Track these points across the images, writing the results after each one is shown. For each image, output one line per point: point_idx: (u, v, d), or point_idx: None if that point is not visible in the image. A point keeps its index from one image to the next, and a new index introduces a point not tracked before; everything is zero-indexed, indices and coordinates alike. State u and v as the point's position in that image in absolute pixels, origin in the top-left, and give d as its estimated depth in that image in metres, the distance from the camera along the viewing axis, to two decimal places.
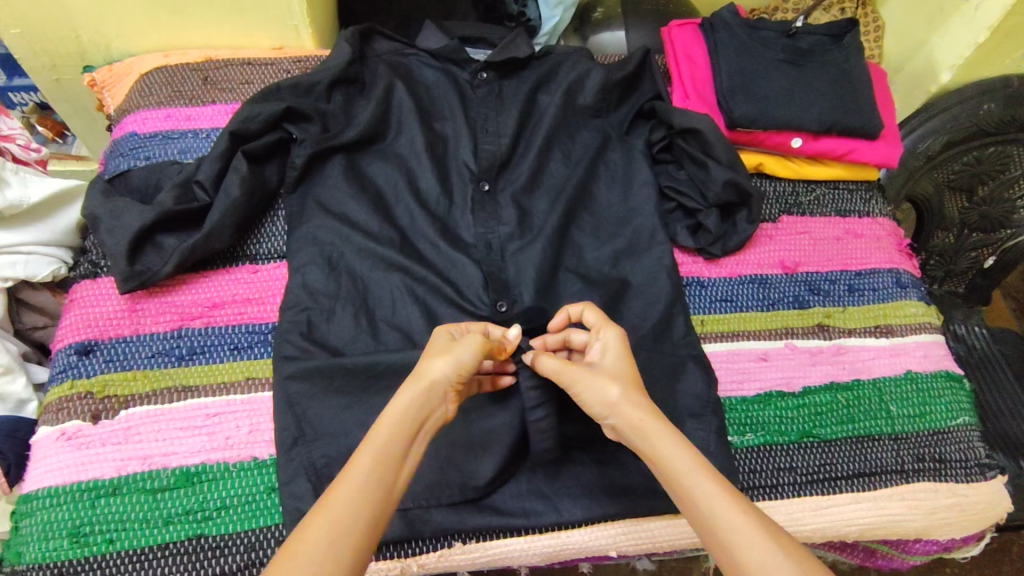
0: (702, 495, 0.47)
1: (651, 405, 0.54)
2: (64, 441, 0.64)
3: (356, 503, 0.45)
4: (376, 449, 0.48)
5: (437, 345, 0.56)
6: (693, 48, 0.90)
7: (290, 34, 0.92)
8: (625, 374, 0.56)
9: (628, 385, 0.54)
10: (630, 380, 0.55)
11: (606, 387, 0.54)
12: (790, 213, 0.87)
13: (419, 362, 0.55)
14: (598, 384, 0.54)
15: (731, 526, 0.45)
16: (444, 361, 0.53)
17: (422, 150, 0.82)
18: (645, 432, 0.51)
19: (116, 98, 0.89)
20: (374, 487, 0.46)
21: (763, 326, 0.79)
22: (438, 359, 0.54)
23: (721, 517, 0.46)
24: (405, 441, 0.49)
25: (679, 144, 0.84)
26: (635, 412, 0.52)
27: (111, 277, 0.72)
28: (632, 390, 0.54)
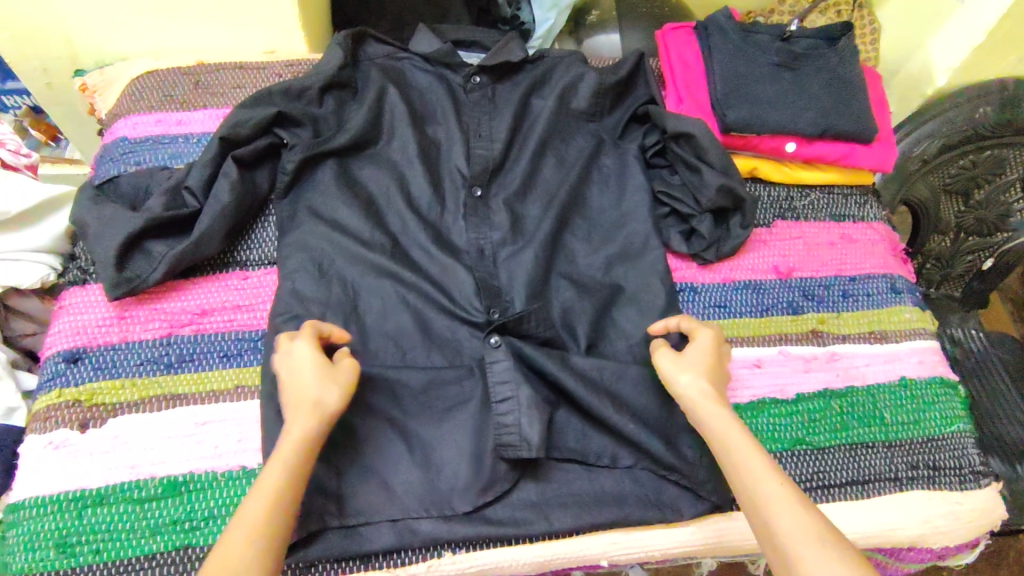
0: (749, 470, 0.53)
1: (722, 397, 0.60)
2: (51, 450, 0.63)
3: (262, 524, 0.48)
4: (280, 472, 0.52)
5: (310, 365, 0.57)
6: (687, 53, 0.89)
7: (283, 38, 0.91)
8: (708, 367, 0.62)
9: (709, 379, 0.61)
10: (712, 373, 0.62)
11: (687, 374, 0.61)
12: (785, 218, 0.87)
13: (297, 386, 0.57)
14: (677, 371, 0.62)
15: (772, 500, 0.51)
16: (333, 389, 0.57)
17: (415, 155, 0.82)
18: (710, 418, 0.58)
19: (107, 103, 0.89)
20: (277, 507, 0.50)
21: (756, 333, 0.78)
22: (322, 387, 0.57)
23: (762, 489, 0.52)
24: (305, 463, 0.53)
25: (673, 148, 0.83)
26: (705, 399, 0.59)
27: (99, 284, 0.71)
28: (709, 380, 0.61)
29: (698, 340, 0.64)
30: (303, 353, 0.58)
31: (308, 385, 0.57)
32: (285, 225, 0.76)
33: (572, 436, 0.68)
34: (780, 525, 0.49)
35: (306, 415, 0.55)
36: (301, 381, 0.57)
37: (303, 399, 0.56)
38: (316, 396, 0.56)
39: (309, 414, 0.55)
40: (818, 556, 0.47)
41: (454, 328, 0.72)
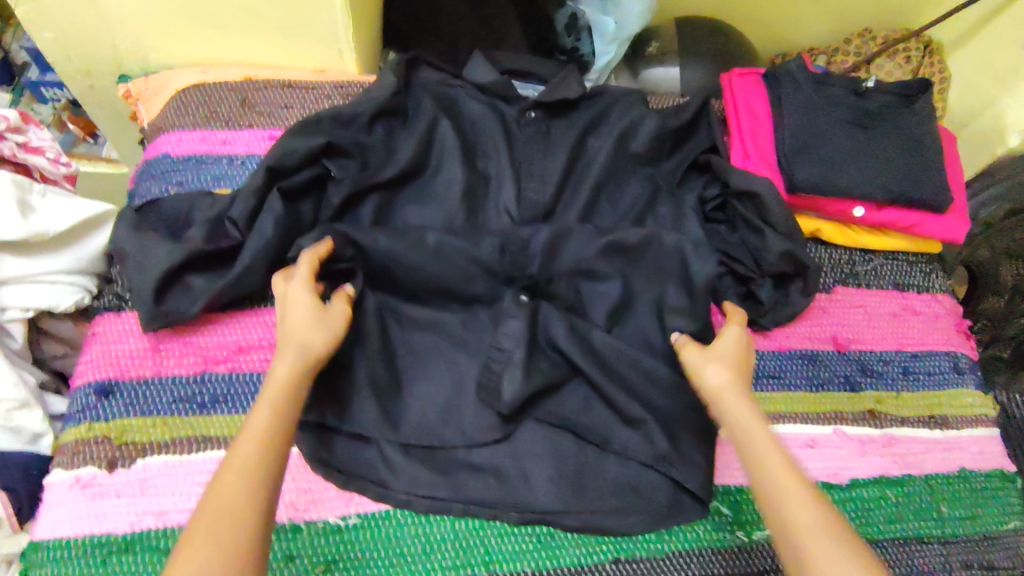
0: (768, 462, 0.53)
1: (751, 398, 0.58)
2: (79, 489, 0.61)
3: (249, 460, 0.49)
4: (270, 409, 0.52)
5: (301, 305, 0.59)
6: (754, 102, 0.84)
7: (333, 57, 0.87)
8: (736, 364, 0.60)
9: (739, 377, 0.59)
10: (740, 371, 0.60)
11: (725, 368, 0.59)
12: (846, 284, 0.82)
13: (287, 328, 0.58)
14: (709, 367, 0.60)
15: (794, 495, 0.51)
16: (320, 330, 0.58)
17: (462, 193, 0.78)
18: (734, 411, 0.57)
19: (150, 112, 0.86)
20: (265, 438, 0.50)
21: (812, 409, 0.75)
22: (311, 328, 0.58)
23: (785, 487, 0.51)
24: (293, 401, 0.53)
25: (735, 205, 0.79)
26: (735, 391, 0.58)
27: (135, 313, 0.69)
28: (739, 377, 0.59)
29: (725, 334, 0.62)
30: (298, 292, 0.60)
31: (292, 312, 0.58)
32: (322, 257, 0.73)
33: (613, 514, 0.65)
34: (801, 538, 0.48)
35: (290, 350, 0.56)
36: (291, 316, 0.58)
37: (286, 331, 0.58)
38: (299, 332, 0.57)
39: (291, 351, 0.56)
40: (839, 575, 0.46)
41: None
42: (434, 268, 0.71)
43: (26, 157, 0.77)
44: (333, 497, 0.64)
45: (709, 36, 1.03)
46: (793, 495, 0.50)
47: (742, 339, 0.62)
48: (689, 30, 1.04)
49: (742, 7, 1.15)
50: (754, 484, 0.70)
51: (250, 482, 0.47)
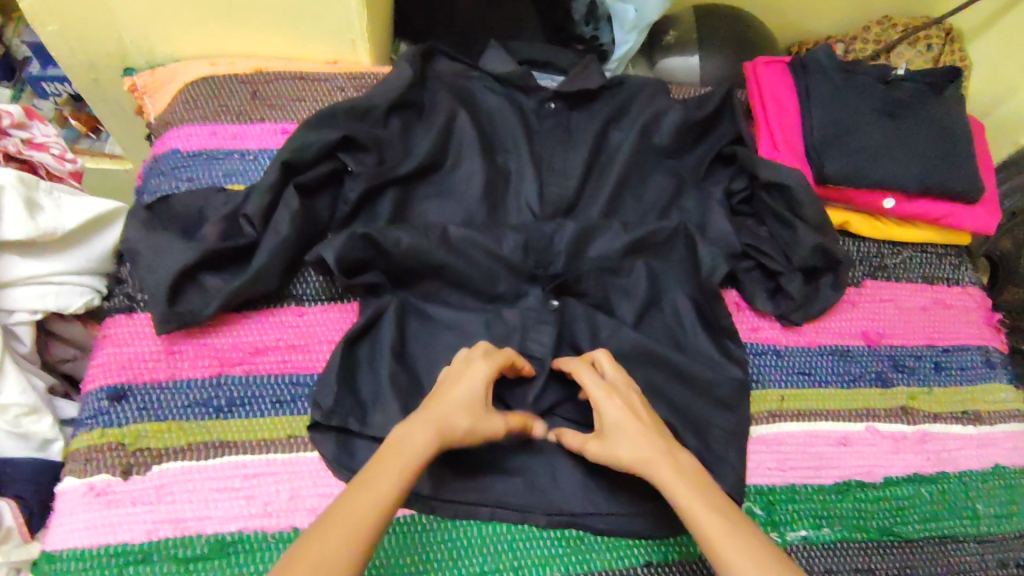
0: (700, 515, 0.50)
1: (671, 450, 0.55)
2: (92, 498, 0.59)
3: (355, 532, 0.45)
4: (396, 481, 0.48)
5: (470, 385, 0.56)
6: (781, 91, 0.82)
7: (346, 48, 0.85)
8: (631, 426, 0.56)
9: (625, 427, 0.57)
10: (643, 430, 0.56)
11: (625, 440, 0.56)
12: (875, 278, 0.80)
13: (443, 396, 0.55)
14: (593, 445, 0.58)
15: (709, 521, 0.50)
16: (472, 418, 0.54)
17: (481, 188, 0.76)
18: (657, 475, 0.54)
19: (157, 106, 0.83)
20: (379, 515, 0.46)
21: (843, 406, 0.73)
22: (468, 412, 0.54)
23: (719, 539, 0.48)
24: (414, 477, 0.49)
25: (763, 198, 0.77)
26: (645, 452, 0.54)
27: (148, 314, 0.67)
28: (639, 440, 0.55)
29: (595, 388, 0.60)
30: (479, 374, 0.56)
31: (463, 390, 0.55)
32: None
33: (645, 516, 0.63)
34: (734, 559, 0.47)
35: (436, 419, 0.52)
36: (462, 395, 0.55)
37: (447, 401, 0.54)
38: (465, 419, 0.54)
39: (436, 421, 0.52)
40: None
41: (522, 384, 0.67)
42: (455, 265, 0.69)
43: (31, 153, 0.74)
44: None
45: (729, 24, 1.01)
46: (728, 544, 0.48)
47: (620, 393, 0.59)
48: (708, 18, 1.01)
49: None
50: (787, 484, 0.68)
51: (341, 553, 0.44)
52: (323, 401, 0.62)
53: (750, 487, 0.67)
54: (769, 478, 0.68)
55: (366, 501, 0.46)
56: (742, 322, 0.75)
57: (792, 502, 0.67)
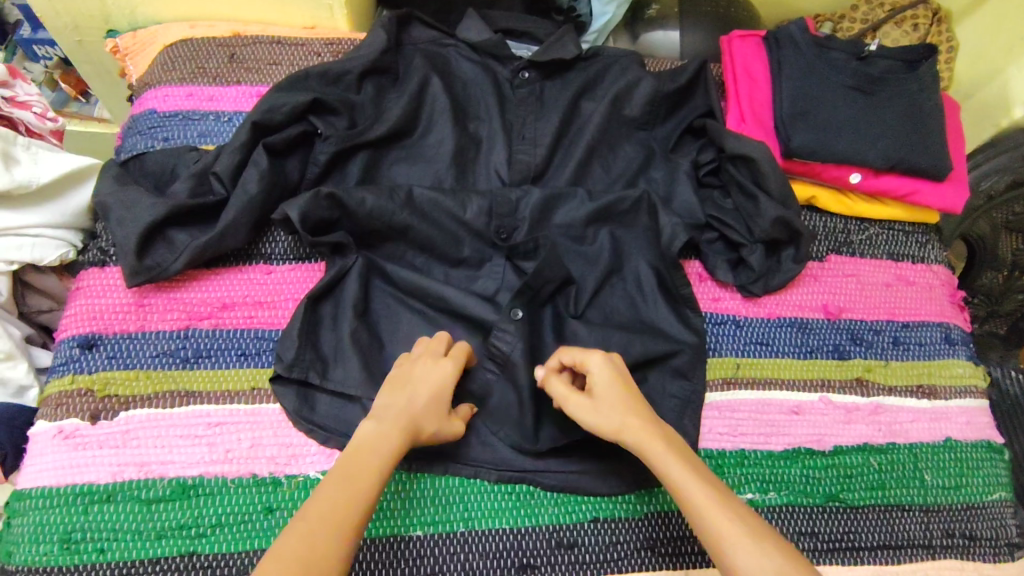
0: (679, 478, 0.53)
1: (649, 417, 0.58)
2: (61, 440, 0.62)
3: (341, 529, 0.47)
4: (374, 479, 0.51)
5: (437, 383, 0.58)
6: (754, 65, 0.82)
7: (324, 14, 0.86)
8: (617, 394, 0.59)
9: (626, 409, 0.58)
10: (626, 399, 0.59)
11: (609, 405, 0.58)
12: (839, 253, 0.81)
13: (412, 390, 0.57)
14: (577, 403, 0.59)
15: (710, 508, 0.51)
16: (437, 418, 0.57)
17: (451, 154, 0.77)
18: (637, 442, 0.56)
19: (138, 68, 0.84)
20: (360, 512, 0.49)
21: (799, 376, 0.75)
22: (432, 411, 0.57)
23: (702, 505, 0.51)
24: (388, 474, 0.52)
25: (729, 170, 0.77)
26: (627, 420, 0.57)
27: (119, 267, 0.69)
28: (623, 408, 0.58)
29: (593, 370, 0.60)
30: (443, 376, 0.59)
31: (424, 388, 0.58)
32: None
33: (592, 473, 0.66)
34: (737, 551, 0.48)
35: (406, 421, 0.55)
36: (429, 397, 0.58)
37: (412, 399, 0.57)
38: (427, 418, 0.57)
39: (406, 424, 0.55)
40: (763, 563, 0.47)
41: (480, 345, 0.68)
42: (420, 228, 0.70)
43: (11, 111, 0.75)
44: (314, 453, 0.64)
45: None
46: (706, 504, 0.51)
47: (611, 363, 0.61)
48: None
49: None
50: (737, 448, 0.70)
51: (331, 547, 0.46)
52: (285, 354, 0.64)
53: (701, 450, 0.69)
54: (721, 443, 0.70)
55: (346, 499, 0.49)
56: (703, 292, 0.77)
57: (741, 466, 0.69)
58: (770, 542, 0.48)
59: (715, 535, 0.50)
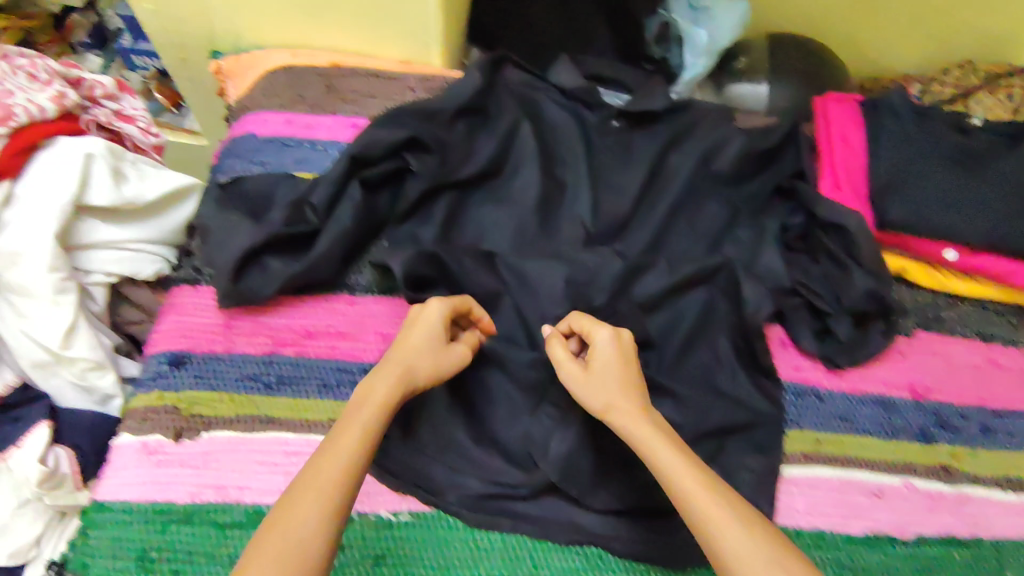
0: (665, 458, 0.53)
1: (641, 402, 0.58)
2: (145, 455, 0.63)
3: (333, 483, 0.48)
4: (366, 430, 0.51)
5: (430, 332, 0.60)
6: (851, 130, 0.81)
7: (420, 50, 0.87)
8: (616, 371, 0.60)
9: (620, 388, 0.59)
10: (623, 378, 0.60)
11: (603, 381, 0.59)
12: (928, 330, 0.79)
13: (404, 340, 0.59)
14: (571, 369, 0.61)
15: (698, 489, 0.50)
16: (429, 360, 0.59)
17: (537, 198, 0.77)
18: (624, 424, 0.56)
19: (239, 89, 0.87)
20: (357, 462, 0.50)
21: (881, 457, 0.72)
22: (424, 358, 0.59)
23: (688, 485, 0.51)
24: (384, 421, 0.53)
25: (819, 237, 0.76)
26: (616, 397, 0.58)
27: (211, 287, 0.71)
28: (616, 386, 0.59)
29: (598, 342, 0.62)
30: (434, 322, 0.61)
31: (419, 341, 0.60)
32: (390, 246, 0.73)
33: (664, 542, 0.64)
34: (724, 528, 0.48)
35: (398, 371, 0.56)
36: (420, 344, 0.59)
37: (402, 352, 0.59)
38: (421, 363, 0.58)
39: (398, 372, 0.56)
40: (750, 543, 0.47)
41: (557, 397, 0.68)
42: None
43: (120, 125, 0.77)
44: (384, 492, 0.64)
45: (801, 55, 1.00)
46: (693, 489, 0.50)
47: (619, 341, 0.62)
48: (782, 48, 1.00)
49: (844, 24, 1.10)
50: (815, 528, 0.67)
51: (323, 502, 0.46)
52: None
53: (777, 527, 0.67)
54: (798, 521, 0.67)
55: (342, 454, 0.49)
56: (785, 360, 0.75)
57: (819, 547, 0.66)
58: (756, 525, 0.48)
59: (702, 518, 0.49)
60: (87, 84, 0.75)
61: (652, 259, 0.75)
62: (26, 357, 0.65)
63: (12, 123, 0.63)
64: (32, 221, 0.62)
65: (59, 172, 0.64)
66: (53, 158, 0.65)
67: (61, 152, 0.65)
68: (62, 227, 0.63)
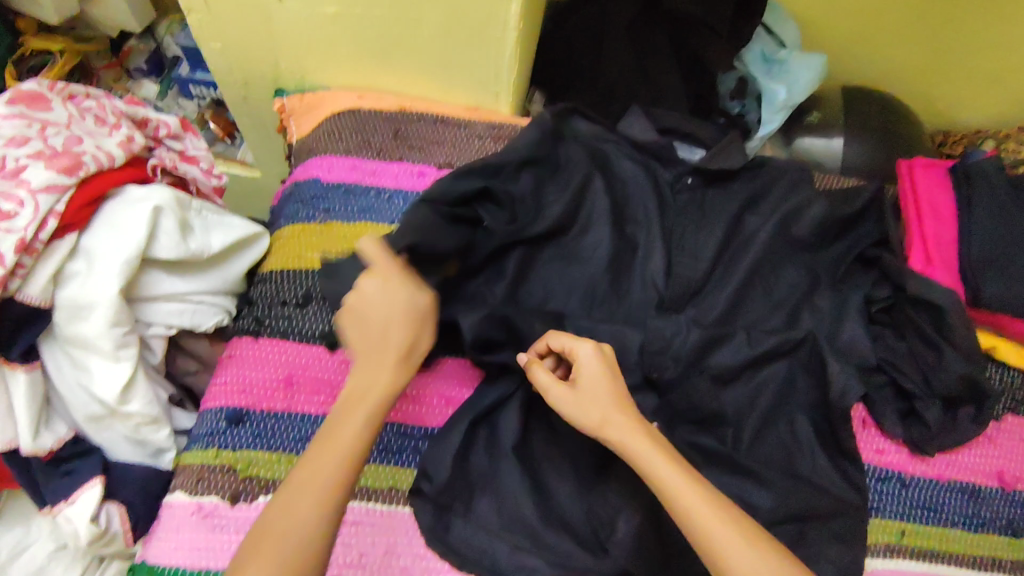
0: (664, 475, 0.51)
1: (628, 409, 0.56)
2: (199, 518, 0.61)
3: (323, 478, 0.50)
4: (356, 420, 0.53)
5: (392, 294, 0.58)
6: (939, 199, 0.77)
7: (488, 98, 0.85)
8: (604, 387, 0.56)
9: (610, 405, 0.55)
10: (612, 391, 0.56)
11: (592, 402, 0.56)
12: (1018, 413, 0.74)
13: (369, 307, 0.57)
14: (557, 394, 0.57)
15: (700, 509, 0.50)
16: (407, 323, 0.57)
17: (608, 257, 0.74)
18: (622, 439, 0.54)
19: (301, 129, 0.85)
20: (348, 464, 0.51)
21: (968, 551, 0.68)
22: (401, 323, 0.57)
23: (691, 508, 0.50)
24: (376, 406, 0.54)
25: (907, 312, 0.72)
26: (609, 415, 0.55)
27: (272, 340, 0.69)
28: (607, 404, 0.55)
29: (580, 355, 0.58)
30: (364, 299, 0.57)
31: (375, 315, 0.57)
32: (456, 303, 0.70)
33: None
34: (732, 556, 0.48)
35: (383, 351, 0.56)
36: (391, 309, 0.57)
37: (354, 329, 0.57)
38: (401, 328, 0.57)
39: (384, 351, 0.56)
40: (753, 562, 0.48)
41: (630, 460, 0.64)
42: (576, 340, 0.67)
43: (184, 168, 0.74)
44: (446, 570, 0.61)
45: (878, 111, 0.96)
46: (696, 507, 0.50)
47: (602, 355, 0.58)
48: (857, 103, 0.97)
49: (914, 77, 1.08)
50: None
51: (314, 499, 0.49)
52: (435, 474, 0.62)
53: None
54: None
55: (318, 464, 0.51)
56: (867, 441, 0.71)
57: None
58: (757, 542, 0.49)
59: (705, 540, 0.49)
60: (153, 124, 0.74)
61: (730, 329, 0.70)
62: (81, 409, 0.63)
63: (81, 172, 0.61)
64: (99, 274, 0.60)
65: (126, 223, 0.61)
66: (122, 207, 0.63)
67: (130, 200, 0.63)
68: (127, 279, 0.61)
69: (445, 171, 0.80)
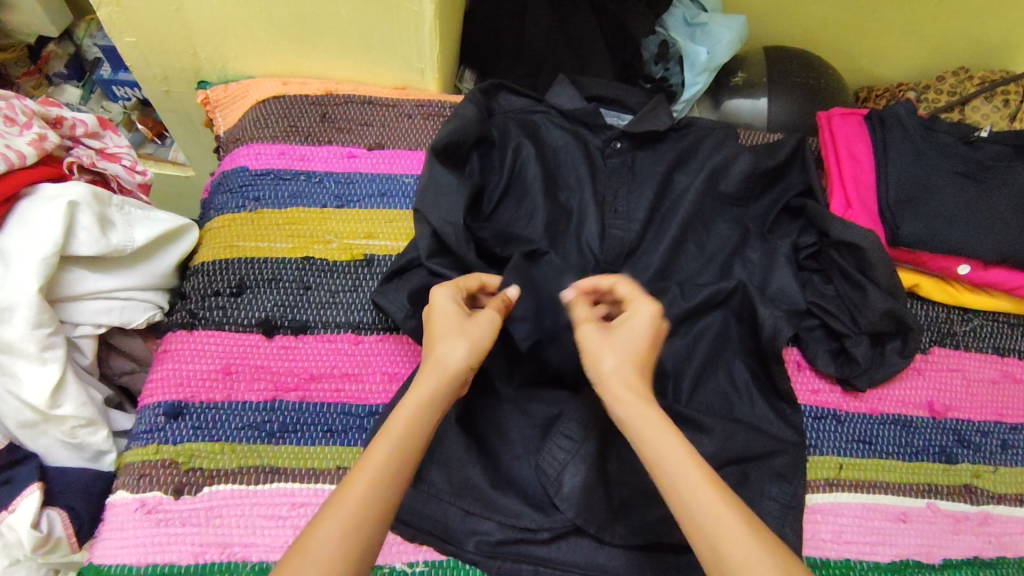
0: (664, 457, 0.48)
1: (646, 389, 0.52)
2: (144, 514, 0.60)
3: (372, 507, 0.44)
4: (416, 441, 0.48)
5: (445, 319, 0.55)
6: (856, 145, 0.80)
7: (415, 75, 0.85)
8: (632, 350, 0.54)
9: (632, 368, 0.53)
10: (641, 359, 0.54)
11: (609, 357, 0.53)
12: (943, 345, 0.78)
13: (429, 342, 0.54)
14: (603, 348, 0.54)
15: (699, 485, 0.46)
16: (459, 345, 0.53)
17: (543, 223, 0.75)
18: (626, 402, 0.51)
19: (227, 121, 0.84)
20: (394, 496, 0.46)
21: (904, 480, 0.71)
22: (451, 342, 0.53)
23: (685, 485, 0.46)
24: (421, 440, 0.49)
25: (832, 255, 0.74)
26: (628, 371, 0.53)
27: (206, 331, 0.68)
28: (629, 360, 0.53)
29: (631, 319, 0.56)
30: (462, 357, 0.52)
31: (454, 353, 0.53)
32: (391, 280, 0.69)
33: None
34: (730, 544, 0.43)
35: (444, 372, 0.52)
36: (448, 326, 0.54)
37: (440, 368, 0.52)
38: (453, 346, 0.53)
39: (446, 373, 0.51)
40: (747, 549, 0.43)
41: (572, 421, 0.64)
42: None
43: (104, 165, 0.72)
44: (399, 542, 0.62)
45: (801, 69, 0.99)
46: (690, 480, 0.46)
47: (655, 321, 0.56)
48: (779, 62, 0.99)
49: (833, 34, 1.11)
50: (842, 557, 0.66)
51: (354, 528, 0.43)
52: None
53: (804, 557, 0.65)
54: (825, 550, 0.66)
55: (359, 492, 0.44)
56: (803, 383, 0.74)
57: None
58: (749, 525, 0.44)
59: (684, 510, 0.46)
60: (68, 123, 0.71)
61: (664, 284, 0.72)
62: (11, 417, 0.61)
63: None
64: (17, 273, 0.58)
65: (42, 221, 0.60)
66: (36, 205, 0.61)
67: (44, 198, 0.62)
68: (47, 278, 0.59)
69: (374, 152, 0.80)
